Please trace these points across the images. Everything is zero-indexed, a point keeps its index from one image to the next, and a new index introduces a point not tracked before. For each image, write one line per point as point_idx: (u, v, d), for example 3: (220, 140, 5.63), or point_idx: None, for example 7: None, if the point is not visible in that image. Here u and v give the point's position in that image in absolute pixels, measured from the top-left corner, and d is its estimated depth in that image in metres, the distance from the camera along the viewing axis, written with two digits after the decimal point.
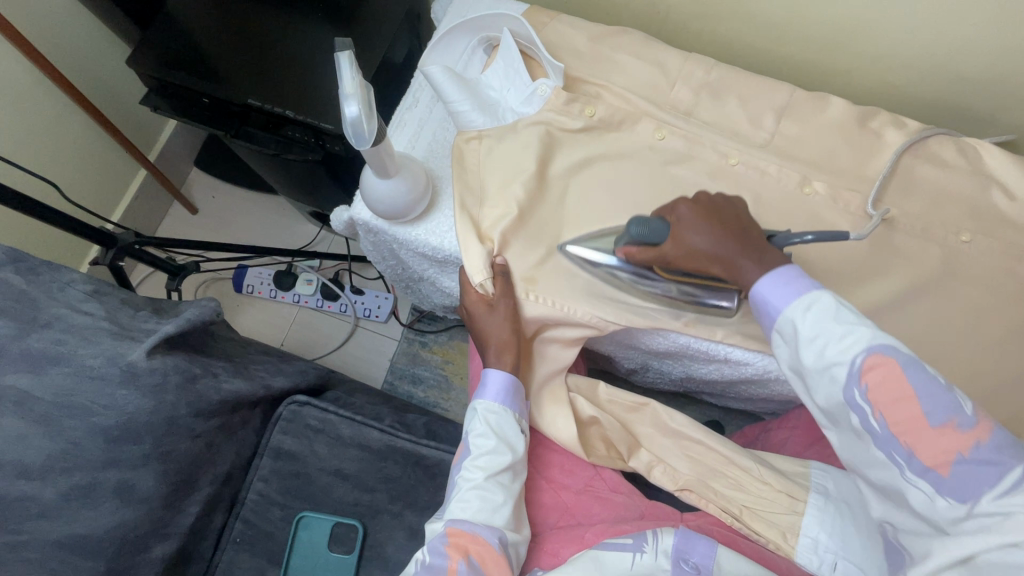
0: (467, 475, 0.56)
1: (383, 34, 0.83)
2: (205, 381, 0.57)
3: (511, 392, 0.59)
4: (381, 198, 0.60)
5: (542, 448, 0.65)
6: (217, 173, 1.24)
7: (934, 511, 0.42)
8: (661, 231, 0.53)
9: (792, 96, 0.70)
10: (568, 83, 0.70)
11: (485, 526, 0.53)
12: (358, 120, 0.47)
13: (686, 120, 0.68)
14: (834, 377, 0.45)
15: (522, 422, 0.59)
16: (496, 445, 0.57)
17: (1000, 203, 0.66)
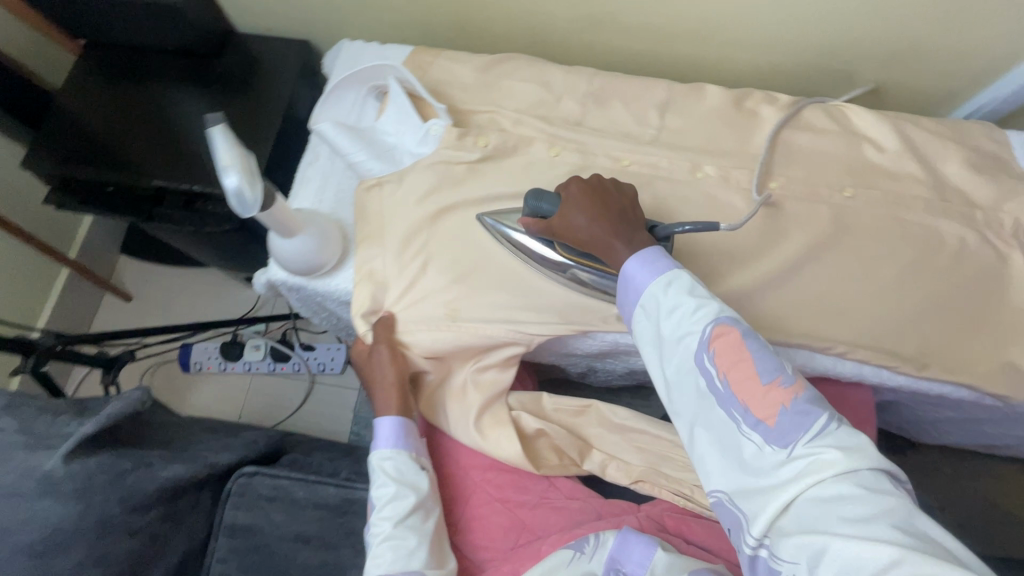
0: (375, 528, 0.56)
1: (281, 95, 0.85)
2: (139, 474, 0.56)
3: (403, 434, 0.60)
4: (291, 257, 0.60)
5: (493, 470, 0.65)
6: (146, 255, 1.22)
7: (760, 458, 0.45)
8: (552, 206, 0.58)
9: (670, 91, 0.74)
10: (460, 115, 0.73)
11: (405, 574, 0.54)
12: (240, 189, 0.47)
13: (577, 130, 0.72)
14: (690, 346, 0.50)
15: (420, 458, 0.60)
16: (397, 490, 0.57)
17: (871, 157, 0.71)
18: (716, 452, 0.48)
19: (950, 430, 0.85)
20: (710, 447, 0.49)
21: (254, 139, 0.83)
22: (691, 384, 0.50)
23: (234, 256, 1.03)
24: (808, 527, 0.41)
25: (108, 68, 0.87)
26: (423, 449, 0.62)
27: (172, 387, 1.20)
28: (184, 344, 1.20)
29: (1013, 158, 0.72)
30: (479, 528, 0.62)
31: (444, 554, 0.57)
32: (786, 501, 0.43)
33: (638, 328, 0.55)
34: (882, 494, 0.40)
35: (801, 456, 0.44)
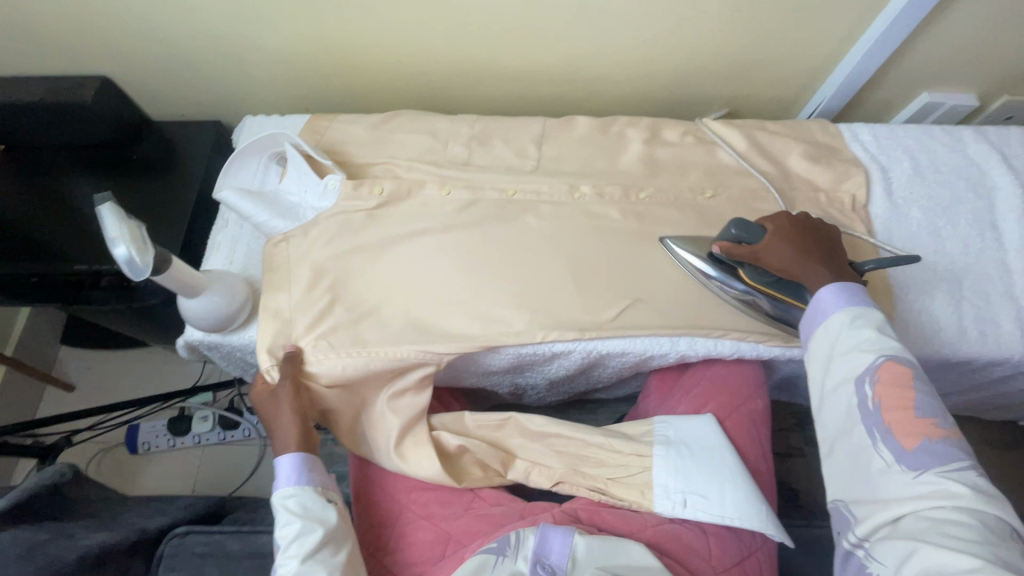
0: (282, 567, 0.56)
1: (198, 173, 0.92)
2: (57, 543, 0.57)
3: (304, 469, 0.62)
4: (200, 316, 0.65)
5: (417, 490, 0.69)
6: (87, 343, 1.23)
7: (886, 478, 0.51)
8: (757, 234, 0.64)
9: (544, 126, 0.83)
10: (357, 169, 0.80)
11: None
12: (130, 257, 0.52)
13: (464, 170, 0.80)
14: (856, 368, 0.55)
15: (325, 492, 0.62)
16: (303, 524, 0.58)
17: (725, 160, 0.81)
18: (842, 463, 0.55)
19: None
20: (839, 459, 0.55)
21: (173, 215, 0.88)
22: (849, 404, 0.55)
23: (170, 328, 1.06)
24: (910, 535, 0.48)
25: (26, 168, 0.92)
26: (328, 484, 0.64)
27: (122, 472, 1.18)
28: (131, 426, 1.19)
29: (846, 145, 0.83)
30: (408, 546, 0.65)
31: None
32: (897, 508, 0.50)
33: (812, 346, 0.60)
34: (994, 535, 0.46)
35: (920, 482, 0.49)
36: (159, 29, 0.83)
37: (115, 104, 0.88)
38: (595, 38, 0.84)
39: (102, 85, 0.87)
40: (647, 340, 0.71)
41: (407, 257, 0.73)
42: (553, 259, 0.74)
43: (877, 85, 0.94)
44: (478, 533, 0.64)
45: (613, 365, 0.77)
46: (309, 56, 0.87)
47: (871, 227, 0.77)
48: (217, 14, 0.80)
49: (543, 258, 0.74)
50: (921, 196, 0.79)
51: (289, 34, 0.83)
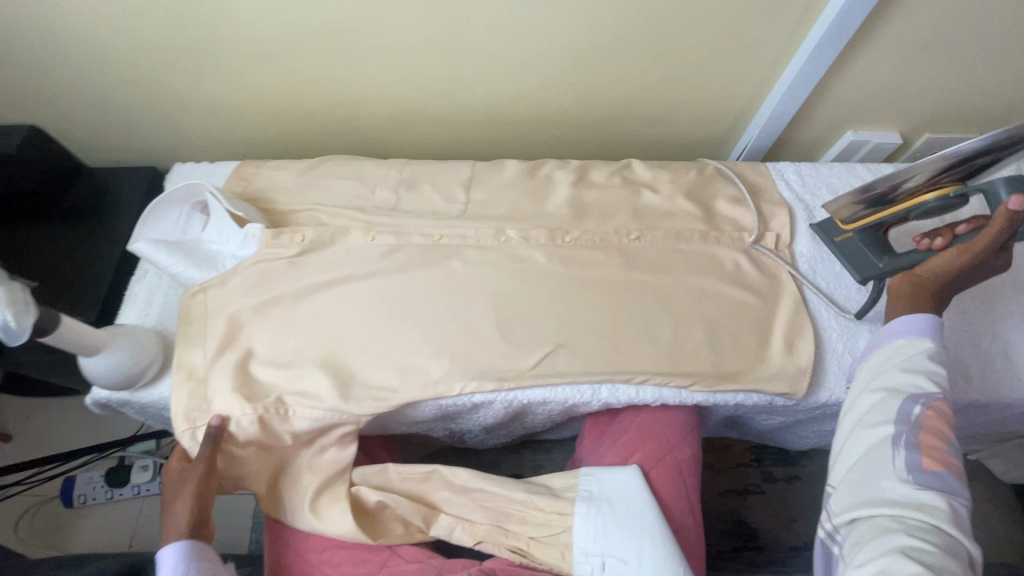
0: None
1: (127, 220, 0.91)
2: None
3: (186, 563, 0.57)
4: (101, 376, 0.63)
5: (333, 549, 0.66)
6: (25, 390, 1.19)
7: (886, 484, 0.51)
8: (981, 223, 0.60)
9: (473, 170, 0.84)
10: (282, 216, 0.79)
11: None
12: (7, 321, 0.51)
13: (390, 215, 0.79)
14: (913, 386, 0.54)
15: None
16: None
17: (651, 202, 0.81)
18: (852, 454, 0.54)
19: (805, 433, 0.90)
20: (849, 449, 0.55)
21: (98, 264, 0.86)
22: (892, 402, 0.54)
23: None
24: (876, 537, 0.48)
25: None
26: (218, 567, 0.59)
27: (56, 526, 1.13)
28: (68, 477, 1.15)
29: (771, 186, 0.84)
30: None
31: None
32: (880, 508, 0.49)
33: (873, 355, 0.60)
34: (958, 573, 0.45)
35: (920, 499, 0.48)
36: (88, 83, 0.83)
37: (43, 152, 0.87)
38: (524, 84, 0.86)
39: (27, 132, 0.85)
40: (569, 388, 0.70)
41: (326, 306, 0.72)
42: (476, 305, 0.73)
43: (806, 123, 0.95)
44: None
45: (541, 413, 0.75)
46: (242, 105, 0.88)
47: (795, 267, 0.77)
48: (145, 66, 0.81)
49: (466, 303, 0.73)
50: None
51: (219, 84, 0.84)
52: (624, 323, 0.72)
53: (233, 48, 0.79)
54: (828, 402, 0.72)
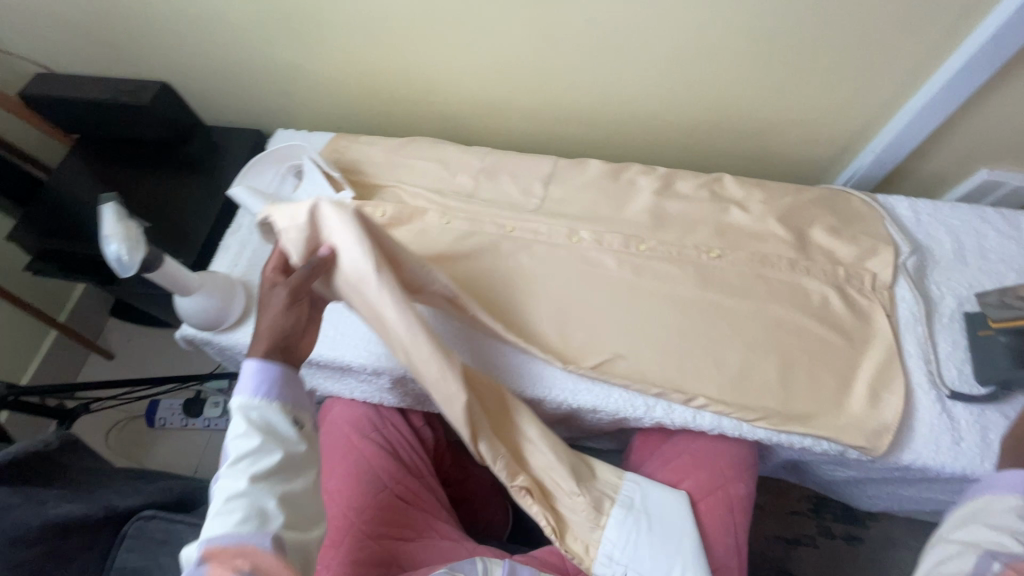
0: (227, 484, 0.47)
1: (231, 177, 0.99)
2: (25, 508, 0.61)
3: (276, 379, 0.52)
4: (189, 315, 0.68)
5: (371, 510, 0.68)
6: (131, 317, 1.34)
7: None
8: None
9: (555, 166, 0.83)
10: (366, 190, 0.82)
11: (250, 540, 0.45)
12: (121, 254, 0.57)
13: (467, 201, 0.80)
14: (998, 545, 0.47)
15: (291, 412, 0.52)
16: (259, 440, 0.49)
17: (739, 220, 0.76)
18: None
19: (875, 495, 0.82)
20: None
21: (201, 212, 0.94)
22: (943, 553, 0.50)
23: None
24: None
25: (94, 154, 1.02)
26: (299, 402, 0.54)
27: (139, 441, 1.27)
28: (153, 400, 1.28)
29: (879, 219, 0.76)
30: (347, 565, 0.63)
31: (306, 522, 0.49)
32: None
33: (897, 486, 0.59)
34: None
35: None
36: (216, 48, 0.90)
37: (169, 108, 0.96)
38: (619, 84, 0.83)
39: (160, 90, 0.95)
40: (620, 398, 0.68)
41: None
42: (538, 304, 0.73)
43: (929, 155, 0.86)
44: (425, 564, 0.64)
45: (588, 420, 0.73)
46: (345, 80, 0.92)
47: (894, 312, 0.69)
48: (265, 35, 0.86)
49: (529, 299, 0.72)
50: (960, 281, 0.72)
51: (326, 58, 0.88)
52: (686, 344, 0.69)
53: (343, 24, 0.82)
54: (910, 467, 0.64)
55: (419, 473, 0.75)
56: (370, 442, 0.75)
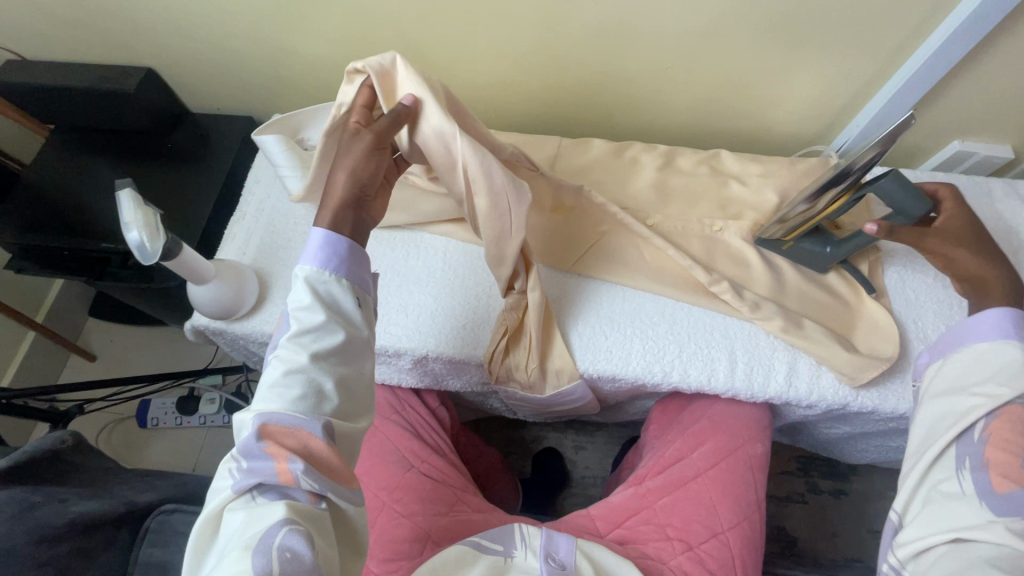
0: (289, 355, 0.53)
1: None
2: (48, 507, 0.63)
3: (334, 254, 0.56)
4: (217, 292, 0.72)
5: (662, 458, 0.76)
6: (114, 318, 1.36)
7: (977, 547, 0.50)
8: (913, 207, 0.66)
9: (766, 171, 0.88)
10: (597, 158, 0.91)
11: (303, 418, 0.50)
12: (140, 242, 0.60)
13: (679, 188, 0.88)
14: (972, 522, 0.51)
15: (349, 290, 0.56)
16: (322, 318, 0.54)
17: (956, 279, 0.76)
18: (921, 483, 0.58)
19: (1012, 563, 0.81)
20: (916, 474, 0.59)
21: None
22: (948, 413, 0.60)
23: (179, 304, 1.11)
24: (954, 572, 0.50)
25: (83, 151, 1.04)
26: (363, 282, 0.59)
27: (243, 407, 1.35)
28: (144, 401, 1.32)
29: None
30: (682, 505, 0.71)
31: (354, 412, 0.55)
32: (954, 532, 0.52)
33: (944, 368, 0.64)
34: None
35: (999, 524, 0.50)
36: None
37: (151, 95, 0.99)
38: (699, 83, 0.91)
39: (244, 122, 1.09)
40: (799, 393, 0.74)
41: (615, 252, 0.82)
42: (766, 287, 0.79)
43: None
44: (681, 511, 0.70)
45: (764, 421, 0.79)
46: None
47: None
48: None
49: (838, 342, 0.74)
50: None
51: None
52: (875, 379, 0.73)
53: None
54: None
55: (748, 440, 0.76)
56: (702, 411, 0.80)
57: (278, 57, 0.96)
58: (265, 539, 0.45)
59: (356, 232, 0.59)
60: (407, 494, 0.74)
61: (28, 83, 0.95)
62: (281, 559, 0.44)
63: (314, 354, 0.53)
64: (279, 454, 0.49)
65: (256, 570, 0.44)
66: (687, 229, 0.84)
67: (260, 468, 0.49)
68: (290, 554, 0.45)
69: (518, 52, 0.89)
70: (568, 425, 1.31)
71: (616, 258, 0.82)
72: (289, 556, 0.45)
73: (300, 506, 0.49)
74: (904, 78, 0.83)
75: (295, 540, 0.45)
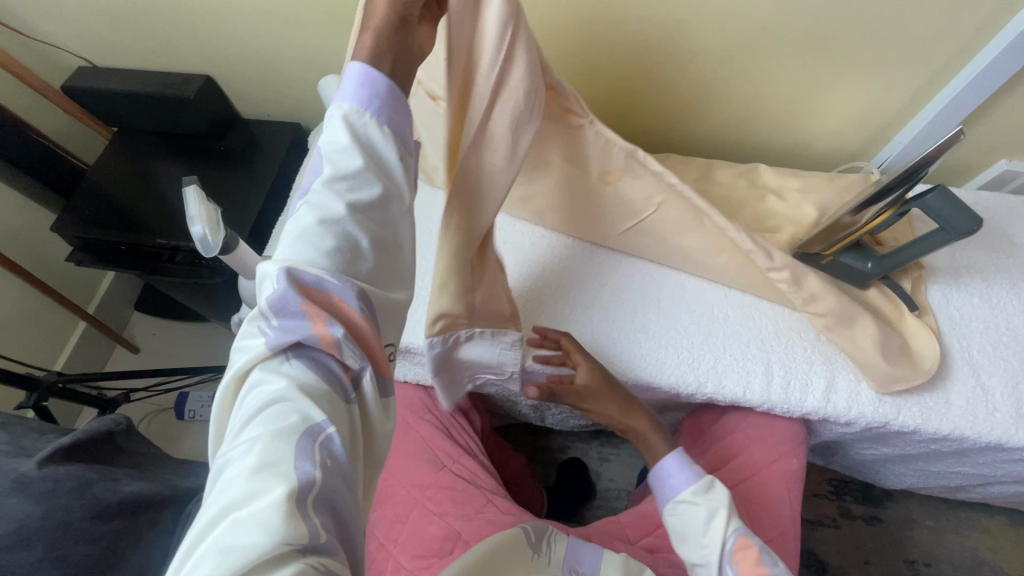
0: (319, 200, 0.42)
1: None
2: (102, 485, 0.66)
3: (378, 90, 0.45)
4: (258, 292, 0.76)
5: None
6: (158, 313, 1.42)
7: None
8: (957, 221, 0.64)
9: (805, 185, 0.88)
10: None
11: (340, 282, 0.41)
12: (203, 235, 0.64)
13: (717, 199, 0.88)
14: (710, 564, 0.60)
15: (394, 136, 0.46)
16: (362, 166, 0.43)
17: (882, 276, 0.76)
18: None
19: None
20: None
21: None
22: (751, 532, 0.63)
23: (221, 300, 1.16)
24: None
25: (142, 152, 1.11)
26: (406, 135, 0.48)
27: None
28: (182, 393, 1.36)
29: None
30: None
31: (388, 281, 0.46)
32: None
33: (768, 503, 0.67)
34: None
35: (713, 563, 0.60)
36: None
37: (210, 101, 1.04)
38: (737, 98, 0.92)
39: (292, 129, 1.13)
40: (838, 409, 0.73)
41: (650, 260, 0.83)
42: None
43: None
44: None
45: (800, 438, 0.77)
46: None
47: None
48: None
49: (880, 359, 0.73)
50: None
51: None
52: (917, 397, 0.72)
53: None
54: None
55: (783, 455, 0.75)
56: (735, 424, 0.79)
57: (331, 67, 1.01)
58: (315, 425, 0.37)
59: (397, 72, 0.48)
60: (439, 492, 0.75)
61: (98, 87, 1.02)
62: (324, 466, 0.36)
63: (352, 205, 0.43)
64: (318, 315, 0.40)
65: (297, 470, 0.35)
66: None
67: (294, 325, 0.39)
68: (333, 462, 0.37)
69: (559, 64, 0.91)
70: (593, 436, 1.30)
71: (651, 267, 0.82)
72: (331, 462, 0.36)
73: (336, 392, 0.40)
74: (950, 95, 0.83)
75: (337, 444, 0.37)
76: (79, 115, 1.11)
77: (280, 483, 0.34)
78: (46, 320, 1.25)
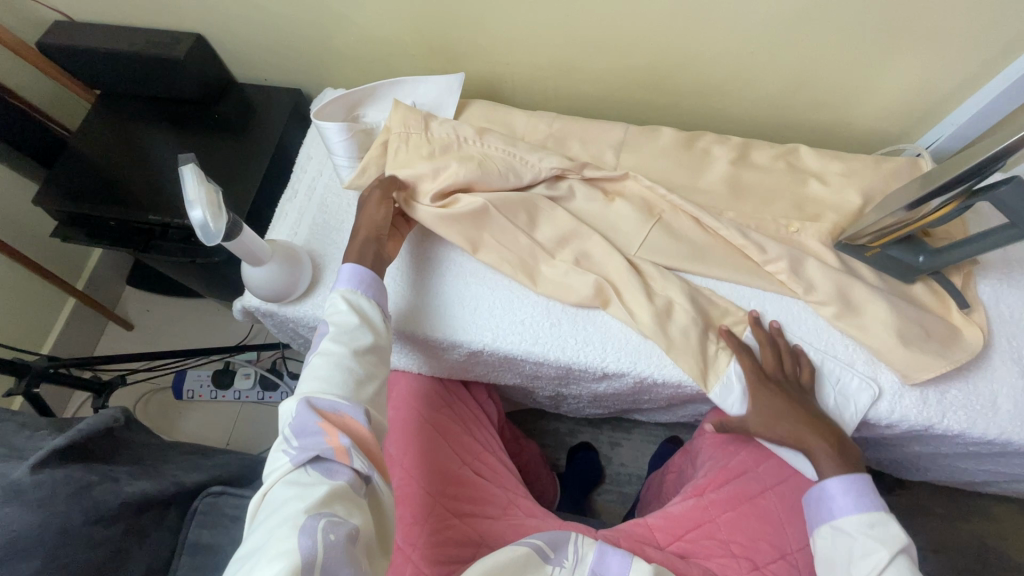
0: (330, 349, 0.57)
1: (516, 101, 1.00)
2: (103, 487, 0.62)
3: (365, 281, 0.64)
4: (261, 284, 0.70)
5: (725, 473, 0.73)
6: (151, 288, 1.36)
7: None
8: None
9: (849, 170, 0.82)
10: (665, 146, 0.85)
11: (349, 404, 0.53)
12: (204, 221, 0.58)
13: (754, 183, 0.82)
14: None
15: (378, 307, 0.63)
16: (358, 324, 0.60)
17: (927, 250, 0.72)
18: None
19: None
20: None
21: None
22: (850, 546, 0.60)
23: (218, 280, 1.10)
24: None
25: (129, 118, 1.02)
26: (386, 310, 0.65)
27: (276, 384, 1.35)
28: (181, 373, 1.32)
29: None
30: (745, 520, 0.68)
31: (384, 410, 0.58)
32: None
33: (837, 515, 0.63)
34: None
35: None
36: None
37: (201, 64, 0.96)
38: (780, 73, 0.85)
39: (290, 95, 1.05)
40: (883, 410, 0.70)
41: (684, 249, 0.77)
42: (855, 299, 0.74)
43: None
44: (743, 528, 0.67)
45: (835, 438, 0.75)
46: None
47: None
48: None
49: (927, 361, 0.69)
50: None
51: None
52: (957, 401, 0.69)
53: None
54: None
55: None
56: None
57: (336, 28, 0.92)
58: (315, 512, 0.45)
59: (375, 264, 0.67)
60: (458, 494, 0.71)
61: (76, 46, 0.93)
62: (325, 540, 0.43)
63: (351, 344, 0.58)
64: (330, 429, 0.51)
65: (300, 550, 0.42)
66: (761, 228, 0.79)
67: (311, 440, 0.51)
68: (335, 536, 0.44)
69: (588, 29, 0.83)
70: (604, 421, 1.28)
71: (684, 256, 0.77)
72: (333, 538, 0.43)
73: (345, 483, 0.49)
74: (1015, 76, 0.76)
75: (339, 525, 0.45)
76: (56, 76, 1.02)
77: (285, 569, 0.41)
78: (32, 297, 1.18)
